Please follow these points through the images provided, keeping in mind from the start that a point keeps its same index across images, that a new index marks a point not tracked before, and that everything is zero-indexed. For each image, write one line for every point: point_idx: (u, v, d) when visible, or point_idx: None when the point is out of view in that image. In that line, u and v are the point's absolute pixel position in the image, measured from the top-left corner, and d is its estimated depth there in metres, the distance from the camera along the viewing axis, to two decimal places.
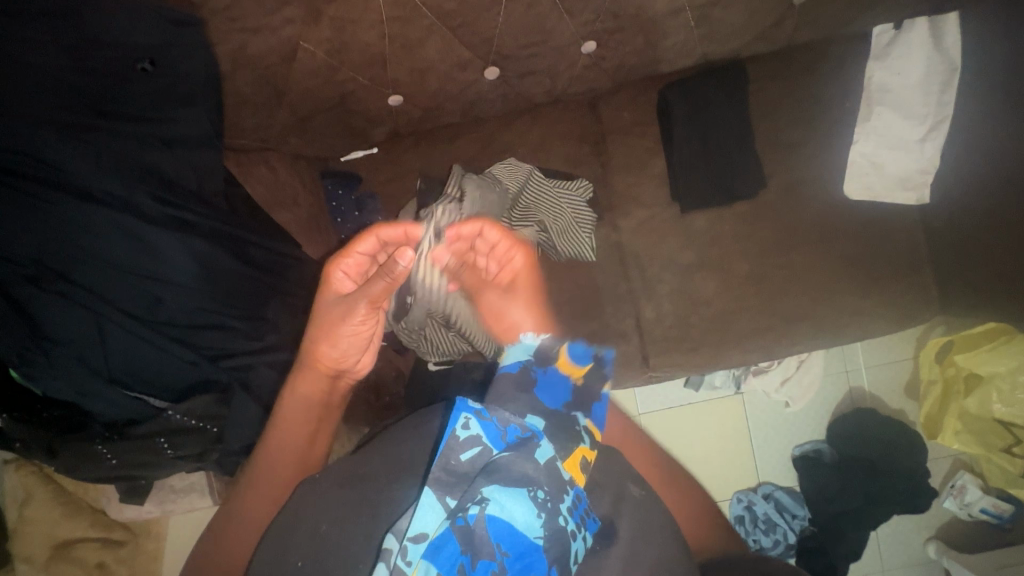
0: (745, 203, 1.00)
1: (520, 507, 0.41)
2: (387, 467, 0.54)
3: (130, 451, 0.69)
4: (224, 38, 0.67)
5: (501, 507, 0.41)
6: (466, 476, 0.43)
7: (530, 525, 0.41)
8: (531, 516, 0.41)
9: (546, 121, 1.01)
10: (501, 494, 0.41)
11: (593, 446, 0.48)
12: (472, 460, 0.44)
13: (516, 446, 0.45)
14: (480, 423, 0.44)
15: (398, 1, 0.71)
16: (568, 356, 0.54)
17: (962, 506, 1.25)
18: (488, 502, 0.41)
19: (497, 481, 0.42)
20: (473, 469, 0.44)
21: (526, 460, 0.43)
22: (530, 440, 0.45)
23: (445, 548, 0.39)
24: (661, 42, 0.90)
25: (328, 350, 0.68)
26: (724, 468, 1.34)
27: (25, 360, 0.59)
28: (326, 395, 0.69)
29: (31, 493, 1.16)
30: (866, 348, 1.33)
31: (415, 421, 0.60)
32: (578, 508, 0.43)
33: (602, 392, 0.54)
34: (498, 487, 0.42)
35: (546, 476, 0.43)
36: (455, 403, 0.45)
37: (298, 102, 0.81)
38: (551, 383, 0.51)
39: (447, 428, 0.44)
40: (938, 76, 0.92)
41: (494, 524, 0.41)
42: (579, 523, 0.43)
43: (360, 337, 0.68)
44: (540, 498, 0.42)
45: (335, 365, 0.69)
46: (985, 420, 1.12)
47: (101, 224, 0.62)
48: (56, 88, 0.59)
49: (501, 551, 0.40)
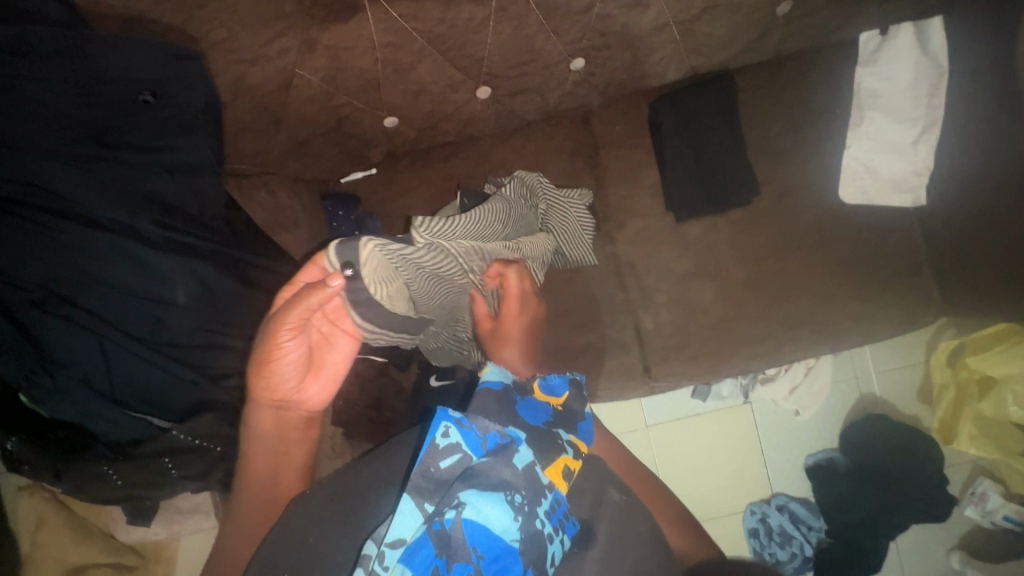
0: (740, 210, 1.01)
1: (498, 511, 0.46)
2: (372, 479, 0.57)
3: (134, 471, 0.72)
4: (223, 68, 0.69)
5: (478, 510, 0.46)
6: (445, 483, 0.48)
7: (506, 529, 0.46)
8: (508, 519, 0.46)
9: (539, 137, 1.03)
10: (477, 498, 0.46)
11: (576, 457, 0.54)
12: (451, 467, 0.48)
13: (495, 452, 0.50)
14: (459, 431, 0.49)
15: (389, 27, 0.73)
16: (543, 386, 0.61)
17: (984, 514, 1.21)
18: (465, 506, 0.46)
19: (473, 485, 0.47)
20: (452, 475, 0.48)
21: (503, 465, 0.48)
22: (509, 446, 0.50)
23: (421, 551, 0.45)
24: (648, 57, 0.92)
25: (265, 383, 0.63)
26: (734, 480, 1.31)
27: (32, 383, 0.62)
28: (278, 432, 0.65)
29: (46, 519, 1.18)
30: (874, 353, 1.32)
31: (398, 440, 0.62)
32: (555, 512, 0.49)
33: (583, 411, 0.62)
34: (475, 491, 0.47)
35: (523, 481, 0.48)
36: (436, 412, 0.50)
37: (296, 128, 0.84)
38: (531, 406, 0.57)
39: (427, 437, 0.48)
40: (927, 79, 0.93)
41: (470, 526, 0.45)
42: (556, 527, 0.48)
43: (293, 364, 0.62)
44: (518, 502, 0.47)
45: (278, 399, 0.64)
46: (1001, 425, 1.10)
47: (105, 249, 0.64)
48: (67, 123, 0.62)
49: (477, 554, 0.45)
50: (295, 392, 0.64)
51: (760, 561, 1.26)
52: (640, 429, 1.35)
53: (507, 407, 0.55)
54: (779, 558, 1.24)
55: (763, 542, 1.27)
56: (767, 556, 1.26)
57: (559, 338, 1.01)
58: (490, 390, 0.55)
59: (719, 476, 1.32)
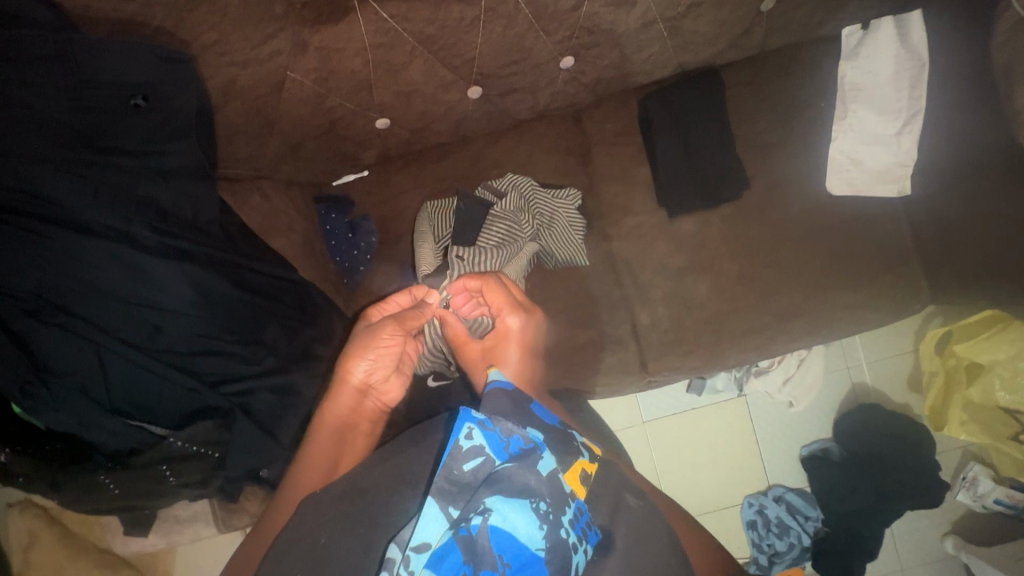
0: (730, 205, 1.02)
1: (523, 519, 0.46)
2: (385, 479, 0.57)
3: (132, 481, 0.71)
4: (214, 71, 0.70)
5: (504, 517, 0.46)
6: (469, 486, 0.49)
7: (532, 537, 0.46)
8: (534, 527, 0.46)
9: (532, 137, 1.04)
10: (503, 504, 0.47)
11: (591, 460, 0.55)
12: (474, 470, 0.49)
13: (519, 457, 0.50)
14: (483, 433, 0.50)
15: (380, 28, 0.73)
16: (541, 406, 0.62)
17: (976, 498, 1.23)
18: (491, 512, 0.46)
19: (499, 491, 0.48)
20: (475, 479, 0.49)
21: (528, 472, 0.49)
22: (533, 452, 0.50)
23: (448, 558, 0.45)
24: (637, 54, 0.93)
25: (361, 366, 0.70)
26: (732, 472, 1.32)
27: (27, 394, 0.61)
28: (352, 416, 0.69)
29: (36, 537, 1.17)
30: (864, 343, 1.34)
31: (418, 435, 0.62)
32: (579, 521, 0.49)
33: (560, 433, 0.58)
34: (500, 498, 0.47)
35: (547, 489, 0.49)
36: (459, 414, 0.51)
37: (287, 131, 0.84)
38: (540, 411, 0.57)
39: (452, 438, 0.49)
40: (908, 72, 0.95)
41: (496, 533, 0.46)
42: (579, 536, 0.48)
43: (388, 356, 0.71)
44: (542, 510, 0.47)
45: (365, 382, 0.71)
46: (989, 409, 1.12)
47: (101, 257, 0.63)
48: (58, 130, 0.61)
49: (503, 562, 0.46)
50: (381, 382, 0.72)
51: (759, 554, 1.27)
52: (637, 426, 1.35)
53: (520, 409, 0.55)
54: (777, 549, 1.25)
55: (761, 534, 1.28)
56: (766, 548, 1.27)
57: (557, 336, 1.01)
58: (504, 389, 0.56)
59: (716, 468, 1.33)
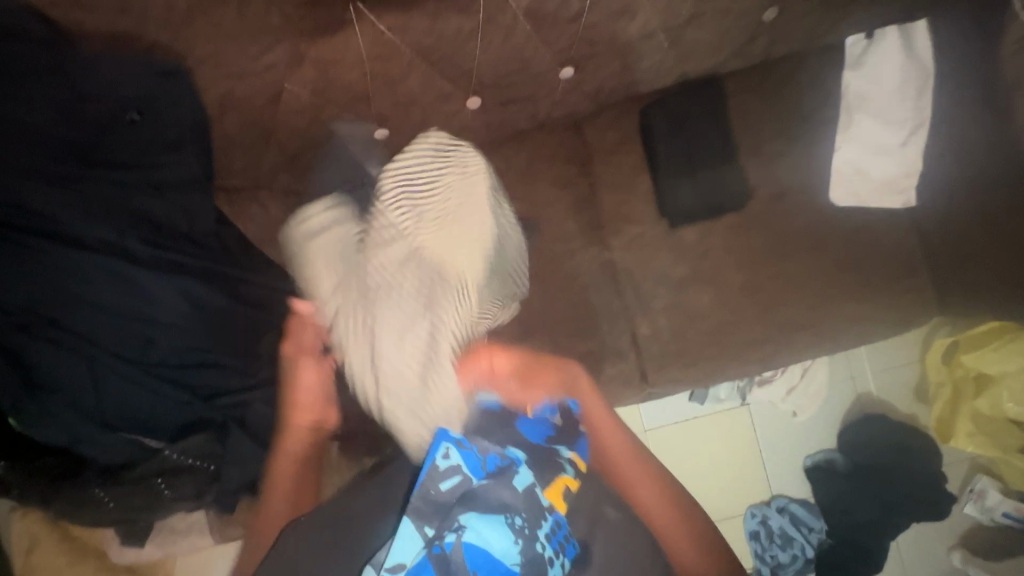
0: (734, 215, 1.01)
1: (496, 534, 0.56)
2: (369, 505, 0.68)
3: (128, 494, 0.70)
4: (211, 83, 0.69)
5: (476, 533, 0.56)
6: (444, 505, 0.59)
7: (504, 551, 0.56)
8: (506, 542, 0.56)
9: (532, 145, 1.02)
10: (476, 521, 0.56)
11: (573, 474, 0.65)
12: (450, 489, 0.59)
13: (495, 474, 0.60)
14: (458, 453, 0.60)
15: (378, 40, 0.73)
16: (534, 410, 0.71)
17: (983, 511, 1.21)
18: (465, 529, 0.56)
19: (473, 509, 0.58)
20: (451, 497, 0.59)
21: (502, 489, 0.59)
22: (508, 470, 0.60)
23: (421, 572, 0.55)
24: (637, 64, 0.92)
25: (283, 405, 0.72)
26: (736, 485, 1.30)
27: (19, 408, 0.62)
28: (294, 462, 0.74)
29: None
30: (870, 354, 1.32)
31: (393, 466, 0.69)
32: (555, 535, 0.59)
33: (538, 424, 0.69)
34: (475, 515, 0.57)
35: (522, 504, 0.58)
36: (437, 437, 0.61)
37: (285, 142, 0.82)
38: (529, 425, 0.68)
39: (430, 461, 0.59)
40: (913, 82, 0.92)
41: (469, 548, 0.55)
42: (554, 549, 0.59)
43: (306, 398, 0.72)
44: (516, 525, 0.57)
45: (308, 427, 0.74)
46: (997, 422, 1.10)
47: (93, 270, 0.64)
48: (55, 146, 0.62)
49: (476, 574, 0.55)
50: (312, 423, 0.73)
51: (761, 564, 1.25)
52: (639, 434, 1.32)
53: (506, 425, 0.67)
54: (780, 561, 1.24)
55: (764, 545, 1.26)
56: (769, 559, 1.25)
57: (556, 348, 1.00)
58: (491, 409, 0.68)
59: (720, 480, 1.30)
